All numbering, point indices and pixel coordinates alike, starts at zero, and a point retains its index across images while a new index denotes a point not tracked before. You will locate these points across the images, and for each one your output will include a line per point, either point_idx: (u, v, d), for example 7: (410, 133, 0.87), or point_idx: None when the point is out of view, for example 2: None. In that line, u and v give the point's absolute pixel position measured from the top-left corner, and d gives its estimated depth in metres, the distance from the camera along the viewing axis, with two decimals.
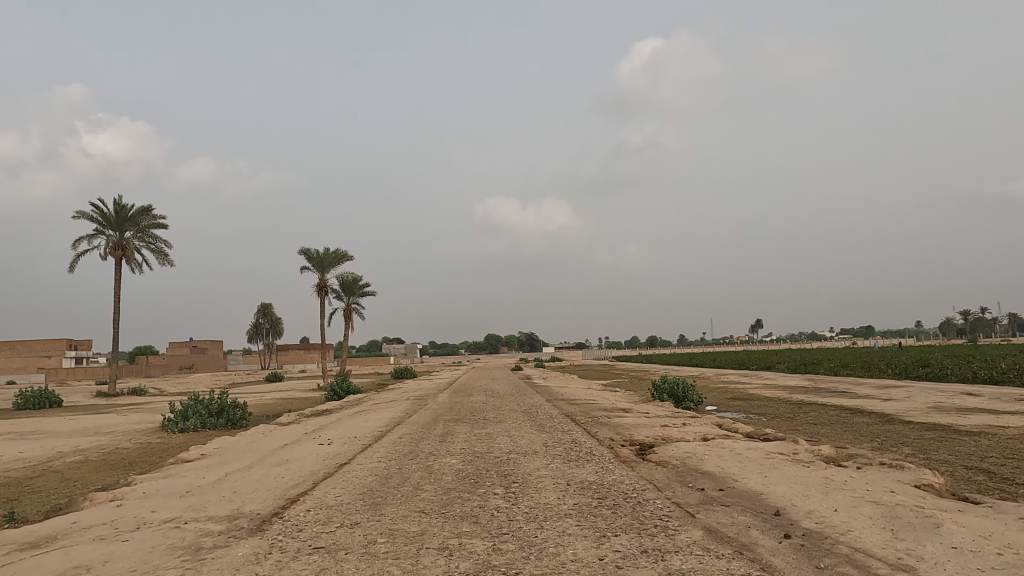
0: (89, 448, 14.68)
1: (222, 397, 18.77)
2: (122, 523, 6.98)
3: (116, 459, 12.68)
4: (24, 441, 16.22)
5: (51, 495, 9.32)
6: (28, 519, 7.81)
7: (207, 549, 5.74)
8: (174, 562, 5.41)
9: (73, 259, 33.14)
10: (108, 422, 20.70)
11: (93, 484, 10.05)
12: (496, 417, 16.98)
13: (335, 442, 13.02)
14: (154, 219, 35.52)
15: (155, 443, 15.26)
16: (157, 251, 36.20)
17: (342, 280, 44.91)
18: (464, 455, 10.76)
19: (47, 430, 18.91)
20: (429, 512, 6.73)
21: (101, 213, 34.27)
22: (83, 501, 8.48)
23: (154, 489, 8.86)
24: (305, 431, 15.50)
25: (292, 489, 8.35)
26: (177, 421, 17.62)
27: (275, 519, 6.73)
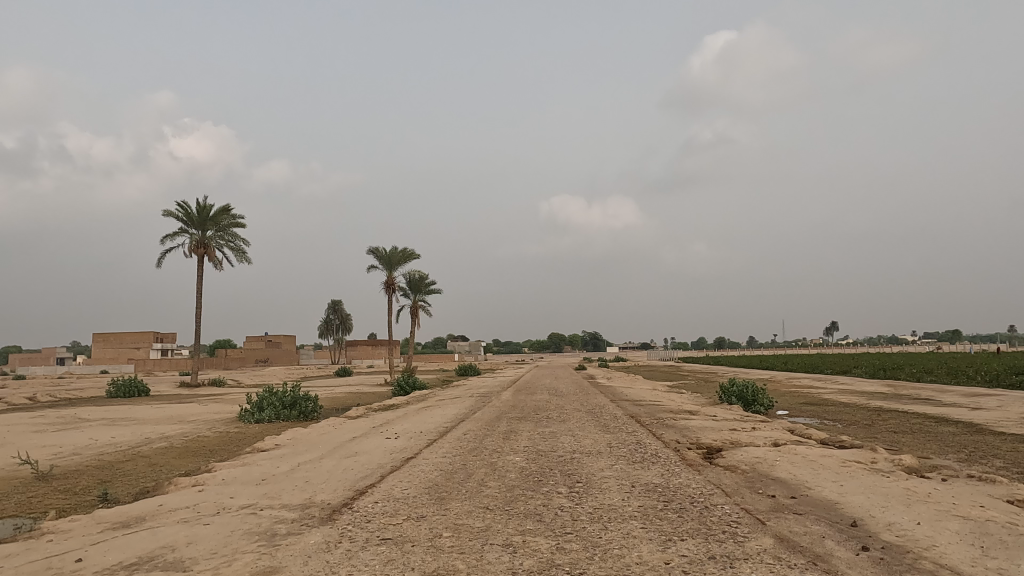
0: (173, 436, 15.51)
1: (295, 390, 19.44)
2: (203, 507, 7.34)
3: (198, 447, 13.35)
4: (115, 427, 17.29)
5: (139, 479, 9.89)
6: (119, 500, 8.33)
7: (281, 536, 5.95)
8: (251, 546, 5.64)
9: (160, 256, 37.31)
10: (191, 411, 21.82)
11: (177, 469, 10.62)
12: (559, 416, 16.92)
13: (401, 436, 13.29)
14: (233, 219, 37.21)
15: (234, 432, 15.96)
16: (236, 249, 37.91)
17: (409, 278, 45.83)
18: (528, 453, 10.78)
19: (136, 417, 20.09)
20: (492, 509, 6.77)
21: (186, 214, 36.19)
22: (168, 485, 8.97)
23: (232, 476, 9.29)
24: (372, 425, 15.87)
25: (360, 480, 8.58)
26: (253, 412, 18.39)
27: (345, 510, 6.92)
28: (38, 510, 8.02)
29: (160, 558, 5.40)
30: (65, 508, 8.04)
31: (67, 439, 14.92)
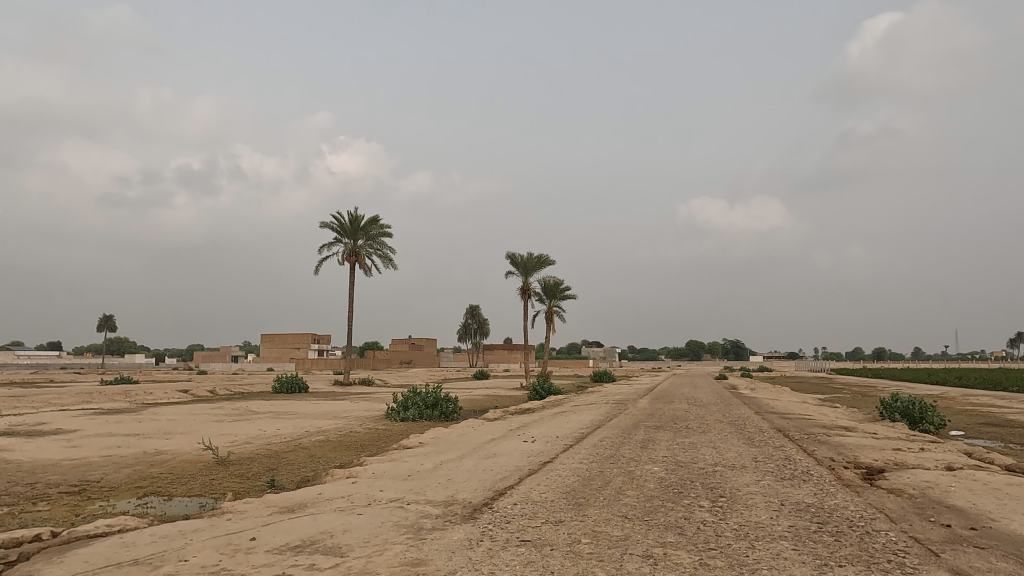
0: (329, 430, 16.74)
1: (437, 391, 20.23)
2: (356, 498, 7.85)
3: (351, 441, 14.30)
4: (280, 420, 18.99)
5: (302, 468, 10.78)
6: (284, 487, 9.12)
7: (427, 530, 6.23)
8: (400, 538, 5.95)
9: (317, 264, 40.73)
10: (344, 408, 23.41)
11: (332, 461, 11.46)
12: (700, 426, 16.29)
13: (538, 440, 13.42)
14: (381, 229, 39.65)
15: (381, 429, 16.92)
16: (384, 257, 40.31)
17: (545, 284, 46.33)
18: (667, 463, 10.46)
19: (296, 412, 21.90)
20: (632, 518, 6.64)
21: (340, 224, 39.08)
22: (326, 475, 9.70)
23: (381, 471, 9.84)
24: (510, 428, 16.16)
25: (499, 481, 8.78)
26: (399, 411, 19.44)
27: (485, 509, 7.11)
28: (218, 491, 8.97)
29: (321, 543, 5.84)
30: (240, 492, 8.93)
31: (240, 429, 16.56)
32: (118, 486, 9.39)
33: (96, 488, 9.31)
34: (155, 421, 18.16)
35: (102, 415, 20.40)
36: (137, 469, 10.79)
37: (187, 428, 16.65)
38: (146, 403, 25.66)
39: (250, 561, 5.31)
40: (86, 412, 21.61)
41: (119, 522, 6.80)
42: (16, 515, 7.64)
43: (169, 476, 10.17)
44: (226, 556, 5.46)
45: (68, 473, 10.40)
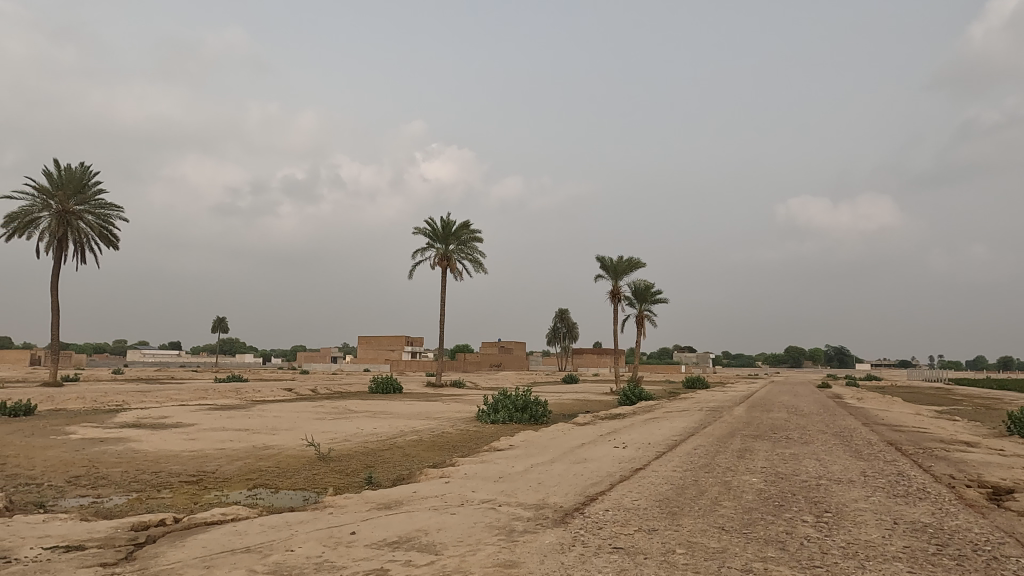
0: (422, 430, 17.22)
1: (527, 394, 20.35)
2: (450, 497, 8.03)
3: (444, 442, 14.63)
4: (376, 419, 19.71)
5: (398, 466, 11.13)
6: (381, 484, 9.46)
7: (519, 532, 6.26)
8: (492, 539, 6.02)
9: (410, 269, 40.75)
10: (437, 409, 23.98)
11: (426, 461, 11.76)
12: (802, 437, 15.51)
13: (629, 446, 13.20)
14: (472, 234, 40.28)
15: (472, 431, 17.19)
16: (474, 261, 41.00)
17: (635, 287, 45.62)
18: (766, 474, 10.01)
19: (391, 411, 22.66)
20: (729, 530, 6.41)
21: (433, 230, 40.08)
22: (420, 474, 9.97)
23: (473, 472, 10.01)
24: (600, 433, 16.00)
25: (591, 486, 8.71)
26: (489, 412, 19.74)
27: (576, 514, 7.07)
28: (321, 486, 9.42)
29: (416, 540, 5.99)
30: (340, 487, 9.32)
31: (340, 427, 17.30)
32: (231, 478, 10.04)
33: (211, 478, 10.00)
34: (263, 418, 19.25)
35: (216, 411, 21.91)
36: (248, 462, 11.49)
37: (292, 425, 17.58)
38: (255, 401, 27.31)
39: (351, 554, 5.53)
40: (202, 407, 23.27)
41: (232, 511, 7.26)
42: (144, 501, 8.35)
43: (276, 470, 10.77)
44: (328, 549, 5.71)
45: (188, 464, 11.23)
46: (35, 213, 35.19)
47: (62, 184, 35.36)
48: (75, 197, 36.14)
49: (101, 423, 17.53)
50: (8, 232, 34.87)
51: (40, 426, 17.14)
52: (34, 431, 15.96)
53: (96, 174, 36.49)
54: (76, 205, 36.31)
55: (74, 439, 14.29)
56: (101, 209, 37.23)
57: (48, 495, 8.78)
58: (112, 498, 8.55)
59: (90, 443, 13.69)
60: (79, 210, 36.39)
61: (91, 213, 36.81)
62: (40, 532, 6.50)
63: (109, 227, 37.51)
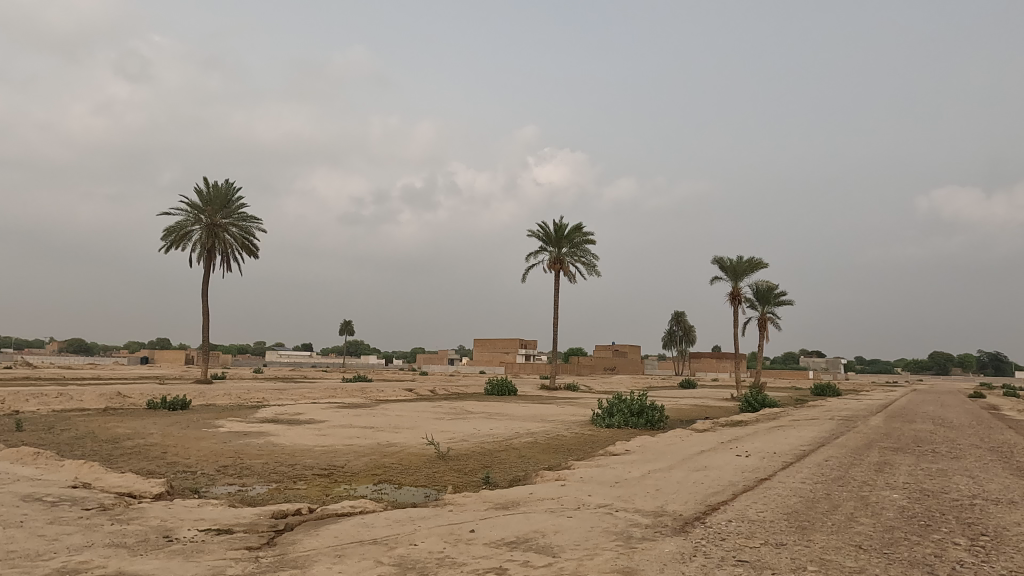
0: (537, 432, 17.36)
1: (642, 398, 19.94)
2: (566, 500, 8.03)
3: (559, 445, 14.64)
4: (492, 420, 20.07)
5: (514, 468, 11.28)
6: (498, 484, 9.63)
7: (637, 539, 6.14)
8: (610, 544, 5.95)
9: (524, 272, 41.80)
10: (551, 412, 24.07)
11: (541, 463, 11.84)
12: (951, 451, 14.11)
13: (753, 455, 12.59)
14: (585, 237, 40.14)
15: (587, 434, 17.09)
16: (587, 264, 40.80)
17: (757, 288, 43.53)
18: (910, 491, 9.19)
19: (507, 413, 23.00)
20: (867, 550, 5.94)
21: (546, 234, 40.34)
22: (536, 476, 10.05)
23: (589, 476, 9.95)
24: (721, 440, 15.39)
25: (712, 495, 8.40)
26: (604, 416, 19.59)
27: (697, 523, 6.85)
28: (441, 483, 9.74)
29: (534, 541, 6.05)
30: (459, 485, 9.58)
31: (458, 427, 17.79)
32: (358, 472, 10.61)
33: (341, 472, 10.62)
34: (387, 417, 20.20)
35: (345, 409, 23.27)
36: (373, 458, 12.09)
37: (413, 424, 18.30)
38: (379, 400, 28.72)
39: (470, 551, 5.67)
40: (332, 405, 24.78)
41: (360, 504, 7.66)
42: (283, 490, 9.01)
43: (399, 467, 11.25)
44: (449, 545, 5.89)
45: (321, 458, 11.98)
46: (189, 227, 39.03)
47: (211, 200, 38.89)
48: (222, 212, 39.64)
49: (244, 418, 19.11)
50: (166, 244, 38.92)
51: (194, 420, 18.96)
52: (189, 423, 17.68)
53: (239, 189, 39.79)
54: (223, 218, 39.83)
55: (222, 432, 15.68)
56: (243, 222, 40.61)
57: (201, 482, 9.69)
58: (255, 487, 9.29)
59: (236, 436, 14.96)
60: (225, 223, 39.89)
61: (235, 225, 40.26)
62: (195, 515, 7.18)
63: (250, 238, 40.81)
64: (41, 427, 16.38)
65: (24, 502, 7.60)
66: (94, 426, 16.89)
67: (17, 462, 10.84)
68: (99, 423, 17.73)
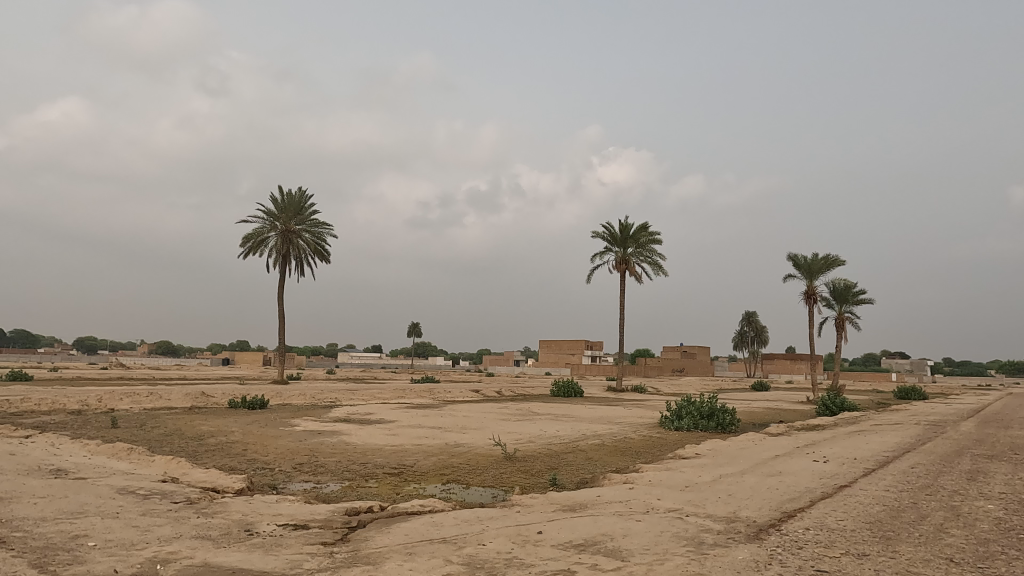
0: (604, 434, 17.19)
1: (712, 401, 19.45)
2: (635, 504, 7.92)
3: (627, 447, 14.45)
4: (559, 422, 20.03)
5: (581, 470, 11.21)
6: (565, 486, 9.59)
7: (708, 545, 5.99)
8: (680, 550, 5.83)
9: (591, 273, 40.51)
10: (618, 414, 23.79)
11: (609, 465, 11.72)
12: None
13: (832, 461, 12.07)
14: (651, 236, 39.52)
15: (655, 437, 16.82)
16: (654, 264, 40.14)
17: (834, 287, 41.76)
18: (1007, 502, 8.59)
19: (574, 415, 22.89)
20: (958, 563, 5.60)
21: (611, 234, 39.94)
22: (603, 478, 9.96)
23: (658, 479, 9.78)
24: (797, 445, 14.82)
25: (788, 502, 8.11)
26: (673, 419, 19.22)
27: (772, 530, 6.62)
28: (508, 484, 9.79)
29: (602, 544, 5.99)
30: (526, 487, 9.60)
31: (524, 428, 17.83)
32: (427, 472, 10.79)
33: (411, 471, 10.84)
34: (454, 417, 20.45)
35: (414, 409, 23.72)
36: (441, 458, 12.27)
37: (480, 425, 18.48)
38: (447, 401, 29.12)
39: (538, 553, 5.67)
40: (401, 406, 25.31)
41: (430, 504, 7.80)
42: (355, 488, 9.27)
43: (466, 467, 11.36)
44: (517, 545, 5.91)
45: (392, 457, 12.25)
46: (265, 233, 40.67)
47: (285, 208, 40.41)
48: (296, 218, 41.12)
49: (318, 417, 19.76)
50: (245, 250, 40.68)
51: (272, 418, 19.75)
52: (267, 422, 18.41)
53: (311, 196, 41.17)
54: (297, 225, 41.30)
55: (298, 431, 16.26)
56: (316, 228, 41.99)
57: (279, 479, 10.08)
58: (329, 484, 9.59)
59: (311, 435, 15.48)
60: (298, 229, 41.35)
61: (308, 231, 41.67)
62: (273, 510, 7.47)
63: (322, 244, 42.13)
64: (134, 424, 17.45)
65: (120, 494, 8.13)
66: (181, 423, 17.85)
67: (113, 457, 11.57)
68: (186, 421, 18.72)
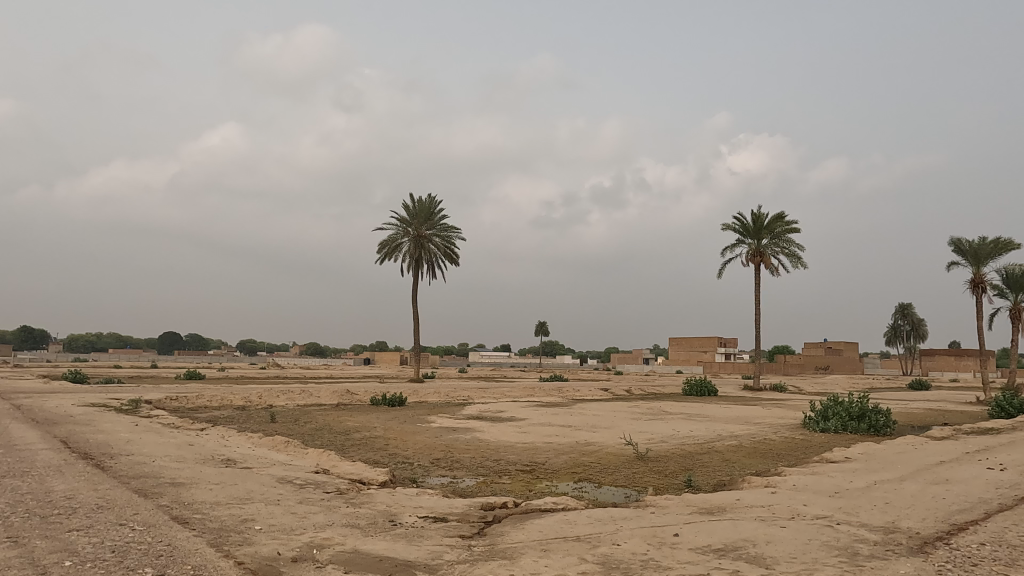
0: (741, 435, 16.43)
1: (863, 401, 17.99)
2: (778, 509, 7.48)
3: (767, 449, 13.72)
4: (692, 422, 19.41)
5: (717, 472, 10.79)
6: (702, 488, 9.27)
7: (864, 557, 5.54)
8: (832, 560, 5.43)
9: (722, 267, 37.94)
10: (757, 414, 22.64)
11: (748, 468, 11.17)
12: None
13: (1011, 468, 10.73)
14: (788, 226, 37.25)
15: (798, 439, 15.83)
16: (792, 255, 37.80)
17: (1007, 274, 37.17)
18: None
19: (708, 415, 22.06)
20: None
21: (743, 226, 38.10)
22: (742, 481, 9.51)
23: (804, 484, 9.18)
24: (966, 450, 13.33)
25: (958, 513, 7.31)
26: (818, 420, 17.99)
27: (939, 544, 6.00)
28: (641, 484, 9.61)
29: (744, 550, 5.72)
30: (659, 487, 9.37)
31: (656, 428, 17.44)
32: (559, 470, 10.85)
33: (542, 469, 10.94)
34: (584, 416, 20.42)
35: (544, 407, 23.97)
36: (572, 457, 12.27)
37: (609, 424, 18.31)
38: (575, 399, 29.13)
39: (675, 556, 5.52)
40: (531, 404, 25.69)
41: (562, 501, 7.83)
42: (489, 484, 9.50)
43: (597, 466, 11.29)
44: (652, 547, 5.79)
45: (523, 455, 12.43)
46: (398, 239, 42.82)
47: (416, 214, 42.30)
48: (426, 224, 42.93)
49: (452, 415, 20.50)
50: (381, 256, 43.06)
51: (409, 415, 20.75)
52: (405, 419, 19.35)
53: (440, 202, 42.78)
54: (427, 230, 43.07)
55: (434, 427, 16.96)
56: (445, 232, 43.55)
57: (418, 473, 10.56)
58: (464, 479, 9.91)
59: (446, 431, 16.09)
60: (429, 234, 43.10)
61: (438, 235, 43.30)
62: (415, 503, 7.83)
63: (451, 247, 43.62)
64: (290, 419, 19.03)
65: (280, 484, 8.89)
66: (329, 419, 19.22)
67: (272, 449, 12.68)
68: (333, 416, 20.14)
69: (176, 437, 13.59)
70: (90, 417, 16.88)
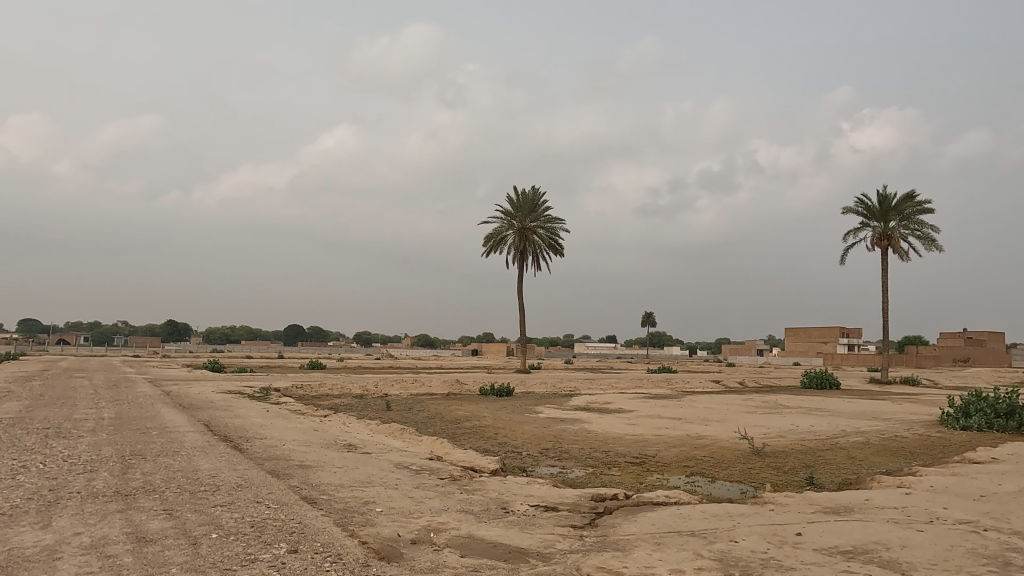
0: (869, 431, 15.37)
1: (1012, 397, 16.30)
2: (914, 512, 6.92)
3: (898, 447, 12.75)
4: (813, 416, 18.35)
5: (842, 469, 10.15)
6: (825, 486, 8.76)
7: (1018, 567, 5.03)
8: (978, 569, 4.97)
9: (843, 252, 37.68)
10: (886, 409, 21.08)
11: (877, 467, 10.41)
12: None
13: None
14: (919, 206, 34.34)
15: (934, 436, 14.61)
16: (925, 237, 34.80)
17: None
18: None
19: (831, 409, 20.79)
20: None
21: (868, 208, 35.54)
22: (871, 480, 8.88)
23: (943, 485, 8.46)
24: None
25: None
26: (958, 417, 16.51)
27: None
28: (757, 480, 9.23)
29: (876, 553, 5.34)
30: (778, 484, 8.95)
31: (773, 422, 16.67)
32: (670, 463, 10.61)
33: (653, 461, 10.74)
34: (696, 408, 19.85)
35: (653, 399, 23.57)
36: (684, 450, 11.96)
37: (722, 417, 17.70)
38: (685, 391, 28.37)
39: (798, 556, 5.24)
40: (640, 395, 25.38)
41: (675, 495, 7.65)
42: (598, 475, 9.46)
43: (711, 460, 10.94)
44: (773, 546, 5.54)
45: (633, 447, 12.26)
46: (503, 232, 43.35)
47: (520, 207, 42.63)
48: (530, 216, 43.15)
49: (560, 405, 20.60)
50: (487, 249, 43.77)
51: (517, 405, 21.04)
52: (514, 409, 19.65)
53: (544, 194, 42.86)
54: (531, 222, 43.31)
55: (542, 418, 17.09)
56: (549, 224, 43.54)
57: (527, 462, 10.67)
58: (573, 470, 9.91)
59: (554, 422, 16.17)
60: (533, 226, 43.32)
61: (542, 227, 43.39)
62: (526, 491, 7.93)
63: (555, 238, 43.61)
64: (404, 408, 19.84)
65: (397, 469, 9.29)
66: (441, 408, 19.85)
67: (389, 436, 13.25)
68: (445, 405, 20.81)
69: (302, 422, 14.53)
70: (229, 403, 18.42)
